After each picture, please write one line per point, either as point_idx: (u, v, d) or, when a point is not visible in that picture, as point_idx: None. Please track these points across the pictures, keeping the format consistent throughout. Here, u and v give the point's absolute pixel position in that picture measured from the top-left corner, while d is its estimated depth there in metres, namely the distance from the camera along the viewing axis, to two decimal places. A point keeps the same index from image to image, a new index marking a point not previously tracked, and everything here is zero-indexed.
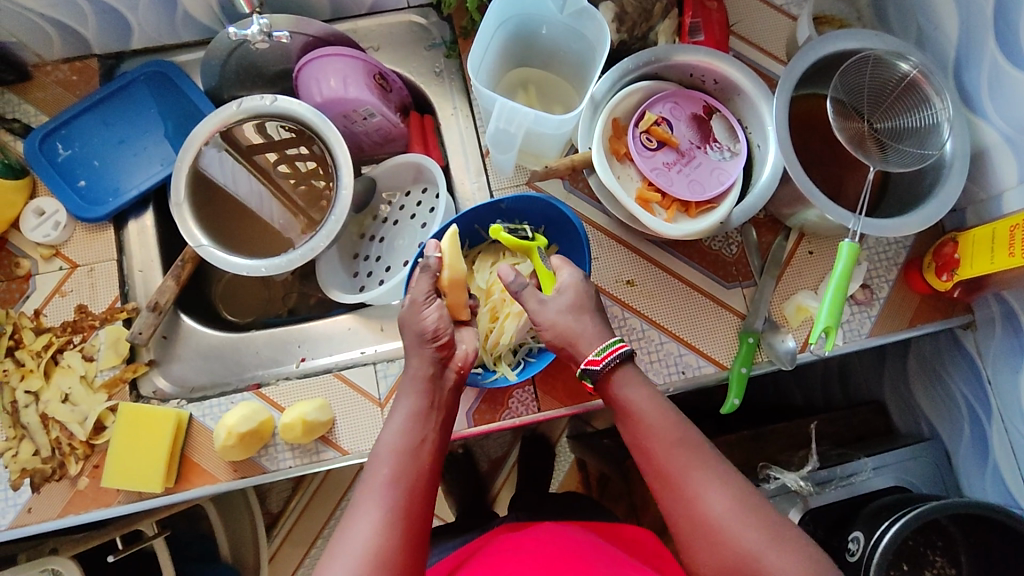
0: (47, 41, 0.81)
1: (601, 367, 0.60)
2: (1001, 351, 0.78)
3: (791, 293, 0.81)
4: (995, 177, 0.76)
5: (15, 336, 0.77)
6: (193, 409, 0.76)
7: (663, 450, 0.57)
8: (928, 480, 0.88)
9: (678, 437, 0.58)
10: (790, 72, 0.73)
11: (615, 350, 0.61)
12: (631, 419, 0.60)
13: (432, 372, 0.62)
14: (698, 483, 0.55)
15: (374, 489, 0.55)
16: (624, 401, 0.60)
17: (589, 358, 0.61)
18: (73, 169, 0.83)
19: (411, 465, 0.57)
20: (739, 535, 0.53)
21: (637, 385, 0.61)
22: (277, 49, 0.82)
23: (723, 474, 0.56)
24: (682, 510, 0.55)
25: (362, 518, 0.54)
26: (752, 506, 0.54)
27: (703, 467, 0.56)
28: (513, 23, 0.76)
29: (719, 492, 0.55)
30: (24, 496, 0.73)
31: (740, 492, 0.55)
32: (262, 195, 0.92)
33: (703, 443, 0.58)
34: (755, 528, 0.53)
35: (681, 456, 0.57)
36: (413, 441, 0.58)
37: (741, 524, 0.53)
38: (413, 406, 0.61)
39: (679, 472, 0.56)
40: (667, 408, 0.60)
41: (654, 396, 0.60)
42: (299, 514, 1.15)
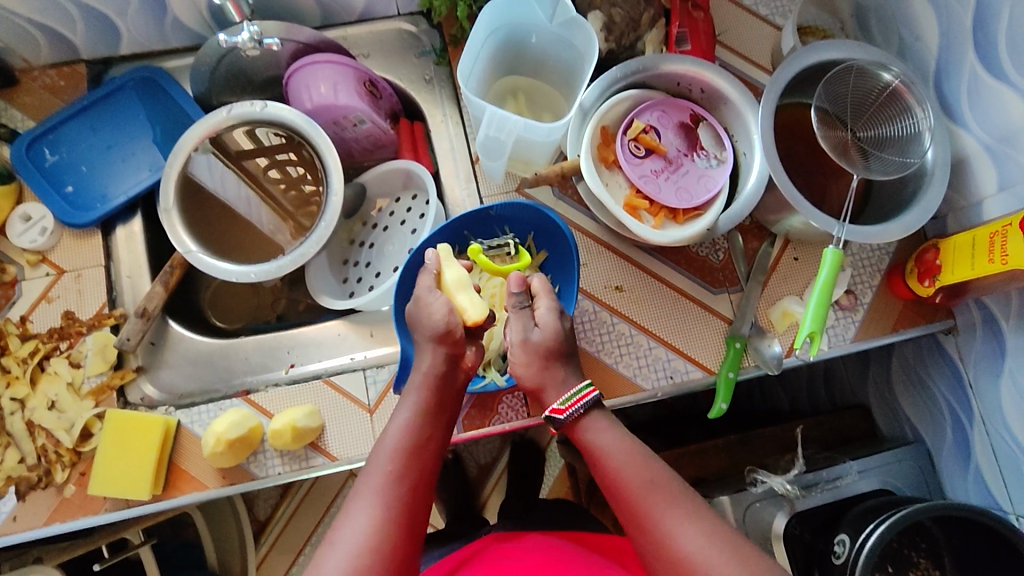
0: (35, 46, 0.81)
1: (565, 417, 0.60)
2: (982, 355, 0.79)
3: (777, 299, 0.82)
4: (975, 185, 0.77)
5: (0, 342, 0.77)
6: (181, 415, 0.76)
7: (633, 492, 0.56)
8: (912, 483, 0.89)
9: (647, 477, 0.56)
10: (776, 82, 0.74)
11: (580, 398, 0.61)
12: (599, 464, 0.59)
13: (444, 369, 0.63)
14: (668, 522, 0.54)
15: (378, 475, 0.56)
16: (593, 446, 0.59)
17: (554, 407, 0.61)
18: (60, 174, 0.82)
19: (414, 459, 0.58)
20: (713, 573, 0.51)
21: (604, 429, 0.60)
22: (268, 56, 0.82)
23: (694, 512, 0.54)
24: (655, 552, 0.54)
25: (363, 501, 0.55)
26: (725, 542, 0.52)
27: (673, 505, 0.55)
28: (503, 31, 0.76)
29: (690, 531, 0.53)
30: (8, 504, 0.72)
31: (712, 528, 0.53)
32: (251, 200, 0.93)
33: (674, 482, 0.56)
34: (728, 565, 0.51)
35: (651, 496, 0.55)
36: (417, 436, 0.60)
37: (714, 562, 0.51)
38: (420, 402, 0.62)
39: (649, 513, 0.54)
40: (637, 450, 0.58)
41: (621, 438, 0.59)
42: (286, 520, 1.13)
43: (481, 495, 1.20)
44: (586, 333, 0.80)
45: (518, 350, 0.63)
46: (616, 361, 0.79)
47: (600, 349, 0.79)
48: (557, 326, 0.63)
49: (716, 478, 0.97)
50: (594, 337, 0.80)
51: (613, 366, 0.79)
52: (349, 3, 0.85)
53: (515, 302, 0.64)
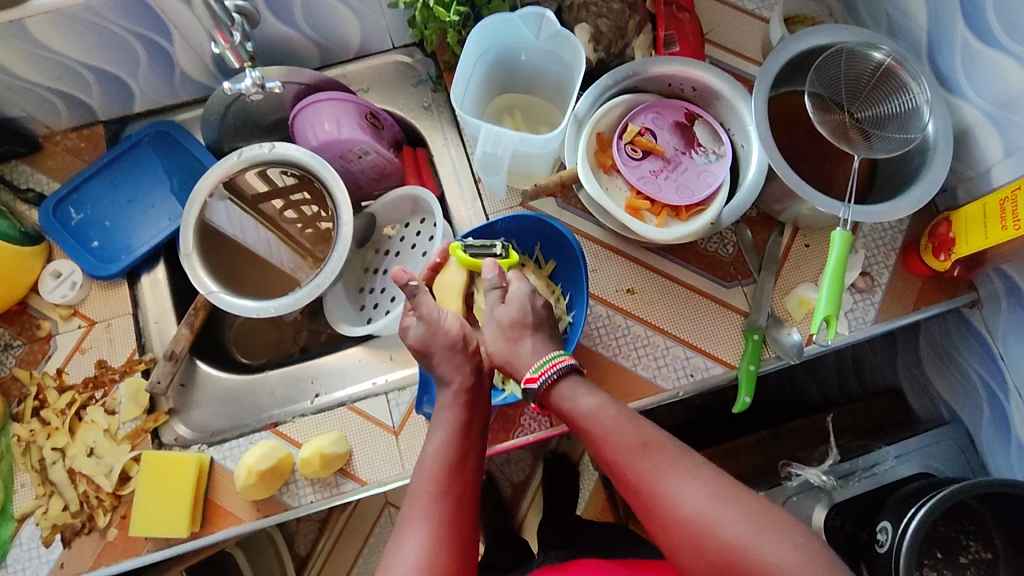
0: (55, 112, 0.86)
1: (539, 384, 0.61)
2: (1009, 325, 0.78)
3: (792, 288, 0.81)
4: (981, 153, 0.76)
5: (40, 396, 0.80)
6: (214, 452, 0.78)
7: (624, 454, 0.56)
8: (954, 464, 0.87)
9: (635, 438, 0.56)
10: (767, 72, 0.75)
11: (553, 364, 0.61)
12: (584, 431, 0.59)
13: (470, 383, 0.64)
14: (664, 481, 0.53)
15: (423, 495, 0.57)
16: (575, 412, 0.59)
17: (528, 376, 0.62)
18: (86, 231, 0.86)
19: (456, 474, 0.59)
20: (717, 527, 0.50)
21: (584, 394, 0.60)
22: (272, 99, 0.85)
23: (692, 467, 0.54)
24: (655, 513, 0.53)
25: (416, 521, 0.56)
26: (726, 494, 0.52)
27: (668, 463, 0.54)
28: (493, 52, 0.79)
29: (688, 487, 0.53)
30: (56, 551, 0.74)
31: (710, 482, 0.53)
32: (271, 241, 0.96)
33: (664, 440, 0.56)
34: (733, 518, 0.50)
35: (644, 456, 0.55)
36: (455, 450, 0.60)
37: (719, 517, 0.51)
38: (455, 417, 0.62)
39: (644, 474, 0.54)
40: (621, 413, 0.58)
41: (602, 402, 0.59)
42: (327, 554, 1.15)
43: (518, 514, 1.19)
44: (601, 337, 0.80)
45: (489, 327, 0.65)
46: (635, 363, 0.79)
47: (617, 353, 0.80)
48: (526, 303, 0.65)
49: (750, 476, 0.95)
50: (610, 341, 0.80)
51: (632, 369, 0.79)
52: (345, 41, 0.88)
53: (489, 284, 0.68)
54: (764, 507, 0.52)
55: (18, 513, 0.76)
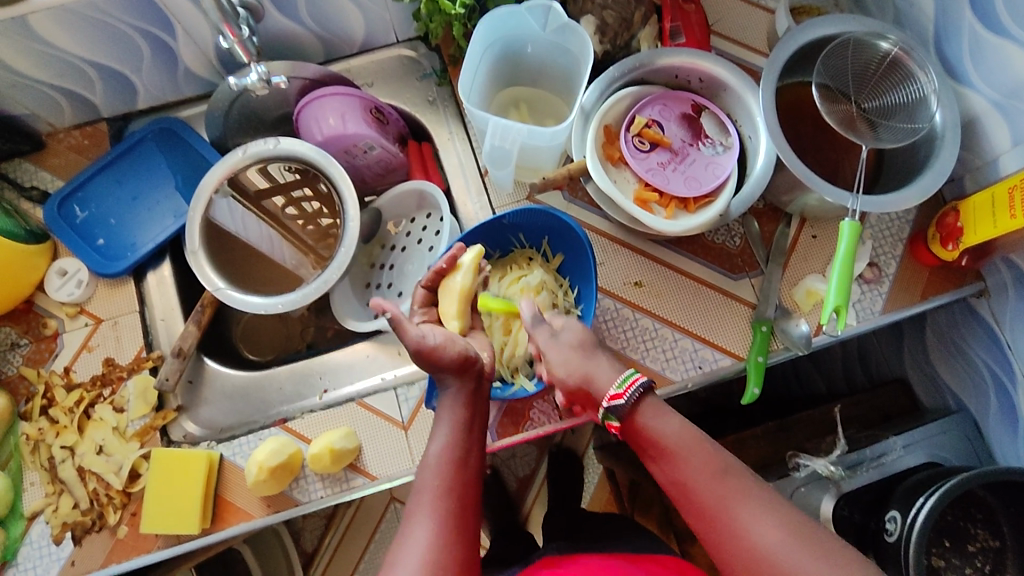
0: (58, 109, 0.85)
1: (624, 402, 0.60)
2: (1017, 315, 0.79)
3: (799, 279, 0.81)
4: (988, 143, 0.77)
5: (47, 394, 0.80)
6: (223, 449, 0.78)
7: (701, 483, 0.55)
8: (961, 453, 0.88)
9: (715, 467, 0.56)
10: (773, 63, 0.75)
11: (635, 381, 0.61)
12: (663, 454, 0.58)
13: (473, 386, 0.65)
14: (740, 514, 0.53)
15: (427, 494, 0.57)
16: (657, 434, 0.59)
17: (611, 393, 0.61)
18: (91, 229, 0.86)
19: (460, 472, 0.59)
20: (795, 568, 0.50)
21: (665, 417, 0.60)
22: (276, 94, 0.84)
23: (771, 503, 0.54)
24: (730, 547, 0.53)
25: (421, 518, 0.56)
26: (801, 535, 0.52)
27: (745, 497, 0.54)
28: (499, 45, 0.78)
29: (766, 526, 0.52)
30: (66, 549, 0.75)
31: (785, 517, 0.53)
32: (273, 238, 0.95)
33: (741, 472, 0.56)
34: (813, 560, 0.51)
35: (722, 486, 0.55)
36: (458, 449, 0.61)
37: (799, 558, 0.51)
38: (458, 417, 0.63)
39: (722, 505, 0.54)
40: (702, 440, 0.58)
41: (684, 427, 0.59)
42: (334, 549, 1.15)
43: (524, 508, 1.20)
44: (609, 330, 0.80)
45: (554, 351, 0.67)
46: (643, 356, 0.79)
47: (625, 346, 0.80)
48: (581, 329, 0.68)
49: (757, 468, 0.96)
50: (618, 334, 0.80)
51: (641, 361, 0.79)
52: (349, 36, 0.88)
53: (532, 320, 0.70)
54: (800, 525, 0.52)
55: (28, 512, 0.76)
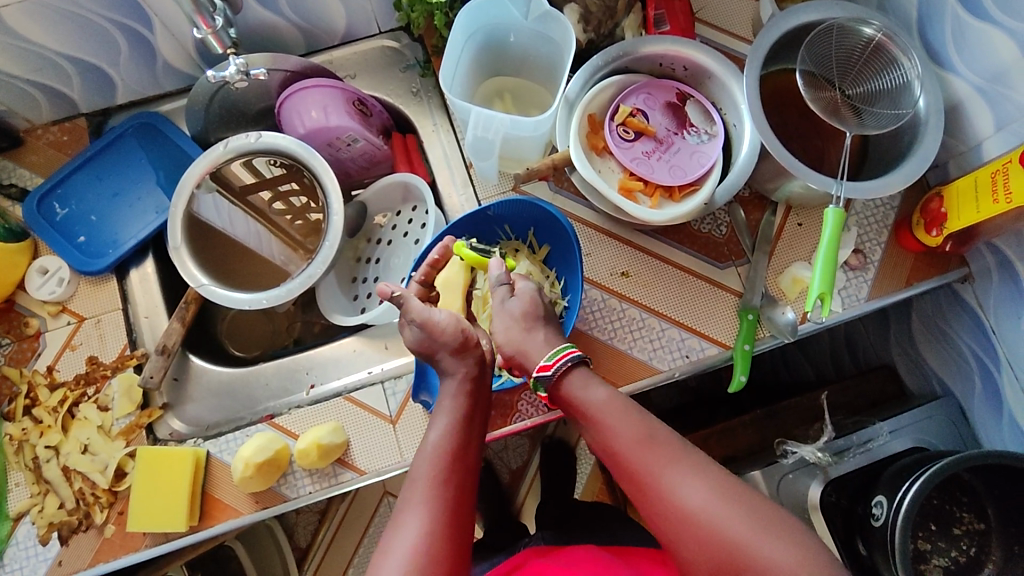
0: (35, 105, 0.84)
1: (553, 372, 0.63)
2: (1001, 299, 0.79)
3: (786, 267, 0.82)
4: (972, 128, 0.77)
5: (31, 394, 0.79)
6: (210, 446, 0.77)
7: (629, 446, 0.57)
8: (947, 438, 0.88)
9: (641, 430, 0.58)
10: (757, 50, 0.75)
11: (565, 353, 0.63)
12: (590, 421, 0.60)
13: (475, 374, 0.65)
14: (666, 476, 0.55)
15: (424, 481, 0.57)
16: (584, 402, 0.61)
17: (541, 364, 0.64)
18: (72, 226, 0.85)
19: (458, 461, 0.59)
20: (718, 523, 0.51)
21: (594, 386, 0.62)
22: (257, 86, 0.83)
23: (696, 465, 0.55)
24: (658, 506, 0.55)
25: (416, 505, 0.56)
26: (730, 494, 0.53)
27: (672, 457, 0.56)
28: (482, 34, 0.77)
29: (690, 484, 0.54)
30: (53, 549, 0.74)
31: (712, 479, 0.54)
32: (261, 234, 0.95)
33: (668, 435, 0.58)
34: (740, 519, 0.51)
35: (649, 447, 0.56)
36: (457, 438, 0.60)
37: (724, 515, 0.52)
38: (458, 407, 0.63)
39: (649, 468, 0.55)
40: (630, 408, 0.60)
41: (611, 395, 0.61)
42: (327, 544, 1.15)
43: (516, 499, 1.20)
44: (596, 320, 0.80)
45: (499, 319, 0.68)
46: (630, 346, 0.79)
47: (612, 336, 0.80)
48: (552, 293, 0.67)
49: (747, 455, 0.96)
50: (605, 325, 0.80)
51: (628, 351, 0.79)
52: (330, 27, 0.87)
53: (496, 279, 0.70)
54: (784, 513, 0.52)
55: (13, 513, 0.75)
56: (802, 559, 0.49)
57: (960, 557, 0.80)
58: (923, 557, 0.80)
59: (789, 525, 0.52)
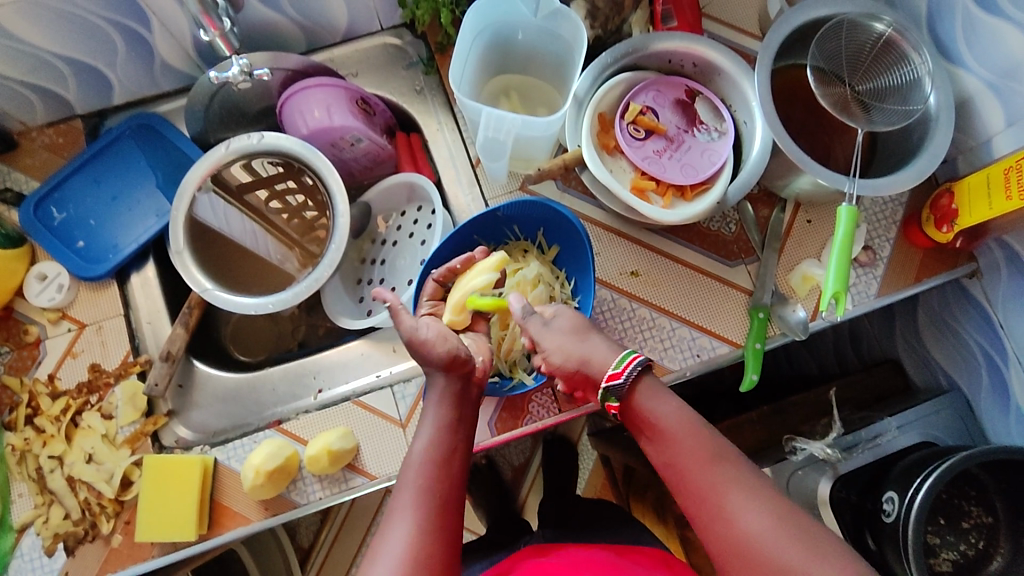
0: (30, 107, 0.82)
1: (623, 381, 0.59)
2: (1009, 294, 0.79)
3: (795, 264, 0.81)
4: (982, 124, 0.76)
5: (32, 403, 0.78)
6: (217, 453, 0.76)
7: (693, 467, 0.55)
8: (954, 432, 0.89)
9: (708, 450, 0.56)
10: (768, 47, 0.74)
11: (632, 360, 0.60)
12: (655, 434, 0.58)
13: (459, 387, 0.63)
14: (730, 500, 0.53)
15: (409, 491, 0.56)
16: (651, 415, 0.58)
17: (610, 372, 0.60)
18: (70, 231, 0.83)
19: (444, 470, 0.58)
20: (778, 552, 0.51)
21: (662, 399, 0.59)
22: (259, 86, 0.82)
23: (761, 488, 0.54)
24: (717, 530, 0.53)
25: (400, 516, 0.55)
26: (792, 522, 0.52)
27: (735, 480, 0.54)
28: (489, 31, 0.76)
29: (753, 510, 0.52)
30: (59, 561, 0.73)
31: (776, 504, 0.53)
32: (256, 232, 0.93)
33: (735, 457, 0.56)
34: (798, 547, 0.51)
35: (713, 471, 0.55)
36: (443, 448, 0.59)
37: (781, 544, 0.51)
38: (444, 415, 0.61)
39: (711, 489, 0.54)
40: (697, 422, 0.58)
41: (680, 409, 0.58)
42: (330, 545, 1.15)
43: (519, 496, 1.20)
44: (607, 320, 0.79)
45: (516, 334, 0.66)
46: (641, 346, 0.79)
47: (623, 336, 0.79)
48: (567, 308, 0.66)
49: (754, 452, 0.96)
50: (615, 325, 0.79)
51: (639, 351, 0.79)
52: (332, 24, 0.85)
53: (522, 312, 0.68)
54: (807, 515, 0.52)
55: (18, 524, 0.74)
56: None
57: (968, 551, 0.80)
58: (933, 551, 0.80)
59: (829, 546, 0.51)
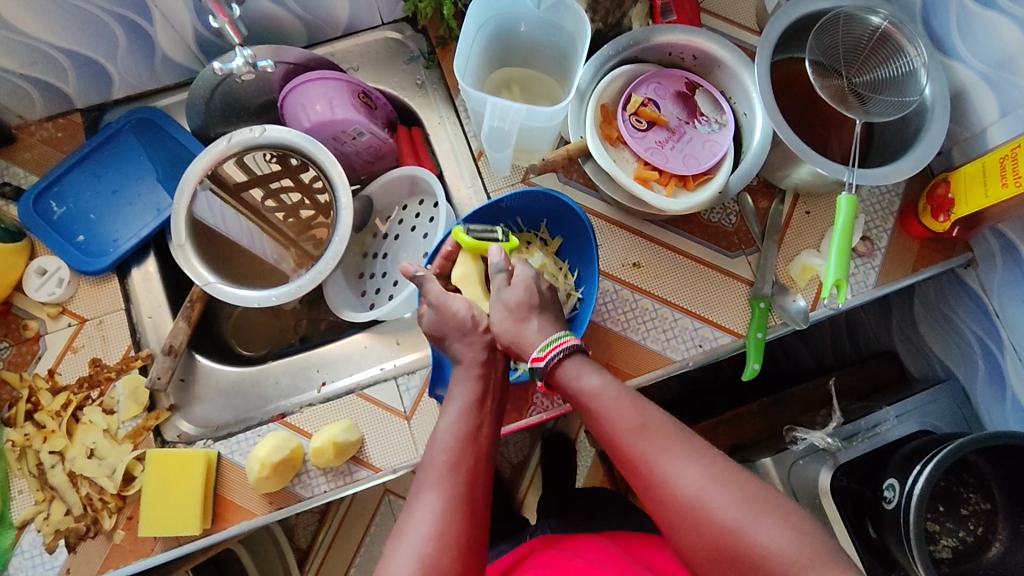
0: (29, 101, 0.81)
1: (546, 363, 0.61)
2: (1005, 283, 0.80)
3: (796, 254, 0.82)
4: (977, 115, 0.78)
5: (32, 399, 0.77)
6: (221, 447, 0.76)
7: (623, 436, 0.57)
8: (950, 420, 0.90)
9: (635, 418, 0.57)
10: (768, 39, 0.75)
11: (559, 344, 0.61)
12: (586, 409, 0.59)
13: (485, 357, 0.65)
14: (664, 464, 0.54)
15: (437, 467, 0.57)
16: (578, 391, 0.60)
17: (533, 356, 0.62)
18: (70, 225, 0.82)
19: (472, 446, 0.59)
20: (715, 509, 0.52)
21: (588, 374, 0.61)
22: (261, 80, 0.82)
23: (694, 450, 0.55)
24: (656, 496, 0.54)
25: (429, 491, 0.56)
26: (728, 479, 0.53)
27: (667, 444, 0.55)
28: (492, 24, 0.77)
29: (687, 471, 0.53)
30: (60, 557, 0.72)
31: (710, 464, 0.54)
32: (253, 232, 0.92)
33: (665, 423, 0.57)
34: (735, 504, 0.52)
35: (643, 437, 0.56)
36: (470, 424, 0.60)
37: (718, 502, 0.52)
38: (469, 393, 0.63)
39: (645, 454, 0.55)
40: (624, 393, 0.59)
41: (606, 382, 0.60)
42: (328, 545, 1.14)
43: (518, 493, 1.20)
44: (609, 311, 0.80)
45: (510, 306, 0.65)
46: (643, 337, 0.79)
47: (626, 327, 0.79)
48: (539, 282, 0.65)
49: (755, 443, 0.97)
50: (619, 316, 0.80)
51: (641, 342, 0.79)
52: (333, 18, 0.85)
53: (494, 267, 0.67)
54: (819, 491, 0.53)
55: (18, 521, 0.73)
56: (801, 547, 0.50)
57: (968, 537, 0.81)
58: (933, 539, 0.82)
59: (789, 508, 0.52)
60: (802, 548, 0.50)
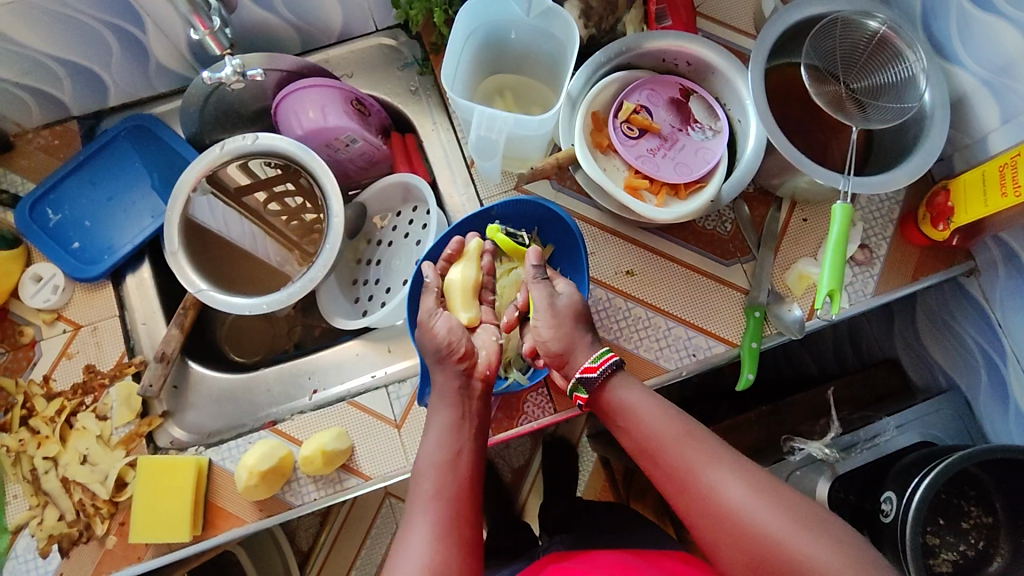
0: (26, 109, 0.82)
1: (597, 374, 0.61)
2: (1008, 292, 0.79)
3: (792, 263, 0.81)
4: (978, 121, 0.76)
5: (27, 404, 0.78)
6: (212, 454, 0.76)
7: (668, 447, 0.56)
8: (953, 432, 0.88)
9: (682, 430, 0.57)
10: (762, 45, 0.74)
11: (610, 357, 0.62)
12: (629, 423, 0.59)
13: (459, 384, 0.64)
14: (708, 475, 0.54)
15: (422, 497, 0.57)
16: (623, 404, 0.60)
17: (585, 365, 0.62)
18: (65, 232, 0.83)
19: (453, 472, 0.59)
20: (760, 521, 0.51)
21: (633, 388, 0.61)
22: (253, 87, 0.82)
23: (738, 463, 0.55)
24: (700, 508, 0.53)
25: (417, 521, 0.56)
26: (771, 493, 0.52)
27: (710, 457, 0.55)
28: (482, 31, 0.76)
29: (731, 483, 0.53)
30: (53, 562, 0.73)
31: (754, 478, 0.53)
32: (255, 235, 0.92)
33: (708, 435, 0.57)
34: (779, 515, 0.51)
35: (687, 449, 0.55)
36: (450, 450, 0.60)
37: (762, 514, 0.51)
38: (447, 416, 0.63)
39: (689, 466, 0.55)
40: (668, 408, 0.59)
41: (650, 397, 0.60)
42: (329, 548, 1.14)
43: (519, 498, 1.19)
44: (602, 320, 0.79)
45: None
46: (636, 346, 0.78)
47: (619, 336, 0.79)
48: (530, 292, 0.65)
49: (752, 452, 0.95)
50: (611, 325, 0.79)
51: (633, 351, 0.78)
52: (327, 25, 0.85)
53: (534, 273, 0.67)
54: (806, 508, 0.52)
55: (12, 525, 0.74)
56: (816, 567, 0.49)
57: (969, 551, 0.79)
58: (932, 552, 0.79)
59: (827, 519, 0.51)
60: (846, 565, 0.49)
